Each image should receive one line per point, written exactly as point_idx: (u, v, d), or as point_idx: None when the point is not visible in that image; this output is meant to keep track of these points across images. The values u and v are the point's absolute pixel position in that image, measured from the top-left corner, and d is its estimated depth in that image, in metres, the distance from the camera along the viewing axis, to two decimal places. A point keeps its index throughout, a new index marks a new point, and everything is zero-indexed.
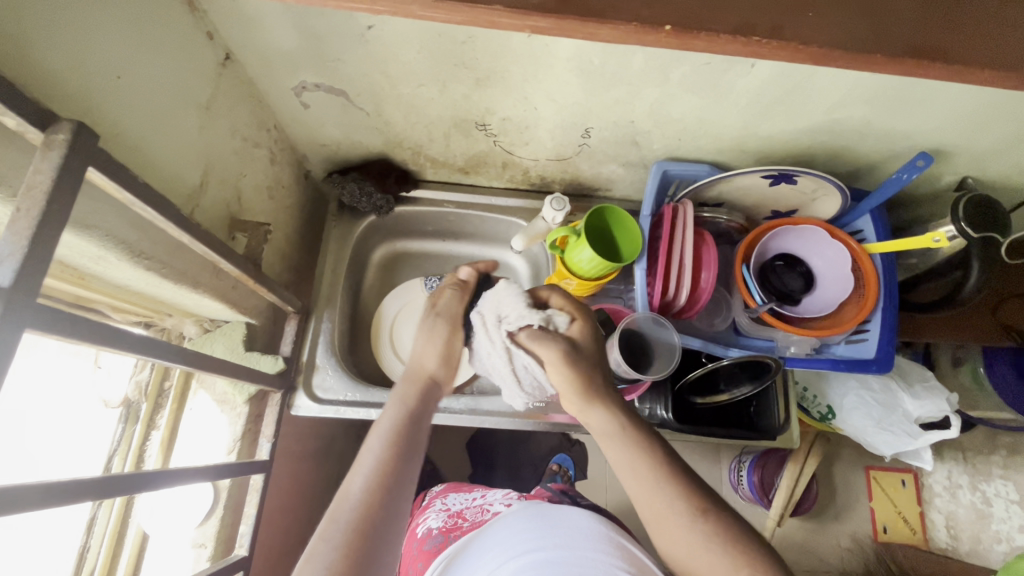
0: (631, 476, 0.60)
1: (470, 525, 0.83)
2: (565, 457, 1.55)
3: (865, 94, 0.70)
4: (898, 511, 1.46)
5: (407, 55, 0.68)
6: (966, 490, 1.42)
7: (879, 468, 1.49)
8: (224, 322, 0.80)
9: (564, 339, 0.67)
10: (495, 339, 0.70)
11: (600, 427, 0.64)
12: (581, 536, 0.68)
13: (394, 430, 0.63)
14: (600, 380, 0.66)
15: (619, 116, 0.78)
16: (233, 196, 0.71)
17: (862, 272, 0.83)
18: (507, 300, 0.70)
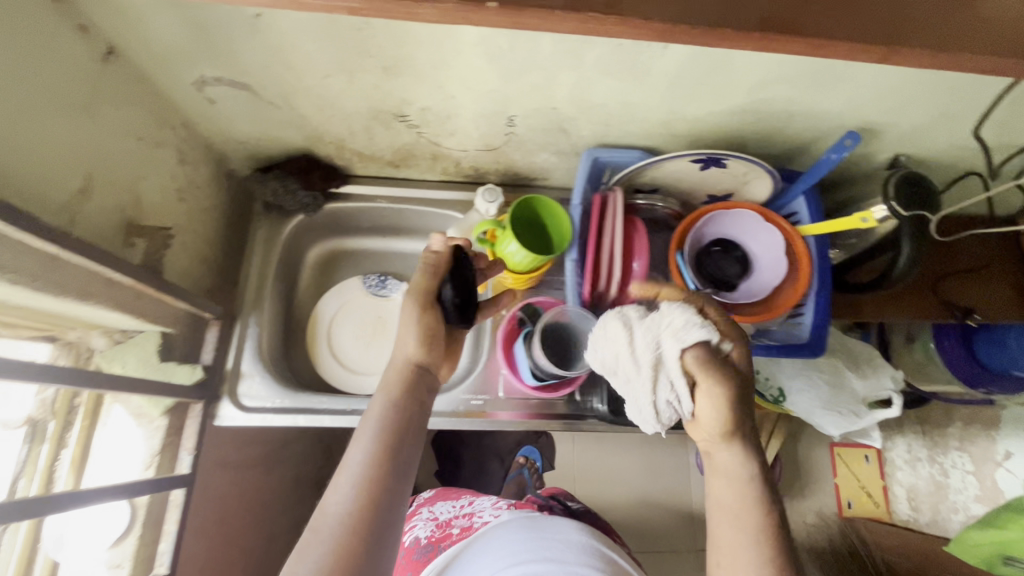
0: (737, 492, 0.60)
1: (458, 533, 0.90)
2: (532, 449, 1.51)
3: (786, 73, 0.68)
4: (862, 485, 1.49)
5: (307, 45, 0.64)
6: (925, 463, 1.41)
7: (842, 445, 1.53)
8: (135, 334, 0.76)
9: (726, 366, 0.61)
10: (642, 360, 0.64)
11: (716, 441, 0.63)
12: (571, 548, 0.76)
13: (381, 432, 0.60)
14: (749, 418, 0.62)
15: (541, 103, 0.75)
16: (130, 201, 0.67)
17: (796, 255, 0.81)
18: (678, 315, 0.63)
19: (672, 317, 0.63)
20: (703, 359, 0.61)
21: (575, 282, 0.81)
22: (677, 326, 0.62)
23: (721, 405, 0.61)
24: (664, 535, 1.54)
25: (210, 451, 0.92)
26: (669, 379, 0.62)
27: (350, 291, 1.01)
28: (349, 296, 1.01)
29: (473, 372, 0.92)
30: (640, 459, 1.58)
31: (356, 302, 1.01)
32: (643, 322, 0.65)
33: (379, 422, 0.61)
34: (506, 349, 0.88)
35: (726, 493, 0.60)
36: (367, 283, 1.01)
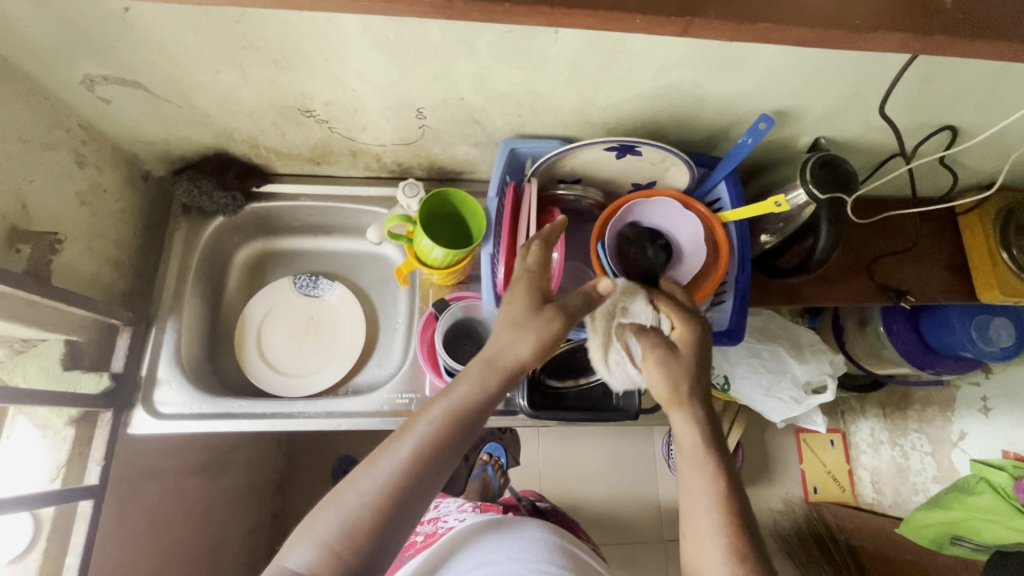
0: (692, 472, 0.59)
1: (423, 540, 0.88)
2: (496, 446, 1.50)
3: (684, 56, 0.66)
4: (827, 471, 1.48)
5: (186, 39, 0.62)
6: (887, 446, 1.41)
7: (808, 431, 1.51)
8: (38, 342, 0.74)
9: (666, 345, 0.64)
10: (593, 326, 0.67)
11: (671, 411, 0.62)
12: (536, 547, 0.79)
13: (445, 421, 0.55)
14: (694, 394, 0.62)
15: (446, 93, 0.73)
16: (13, 205, 0.65)
17: (716, 242, 0.81)
18: (626, 293, 0.66)
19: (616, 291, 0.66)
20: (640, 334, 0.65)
21: (491, 273, 0.77)
22: (623, 301, 0.66)
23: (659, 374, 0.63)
24: (629, 527, 1.53)
25: (137, 460, 0.90)
26: (614, 346, 0.65)
27: (280, 292, 0.99)
28: (280, 298, 0.99)
29: (401, 371, 0.91)
30: (603, 452, 1.57)
31: (286, 303, 0.99)
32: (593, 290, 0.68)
33: (447, 413, 0.55)
34: (429, 347, 0.86)
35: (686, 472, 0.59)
36: (297, 283, 0.99)
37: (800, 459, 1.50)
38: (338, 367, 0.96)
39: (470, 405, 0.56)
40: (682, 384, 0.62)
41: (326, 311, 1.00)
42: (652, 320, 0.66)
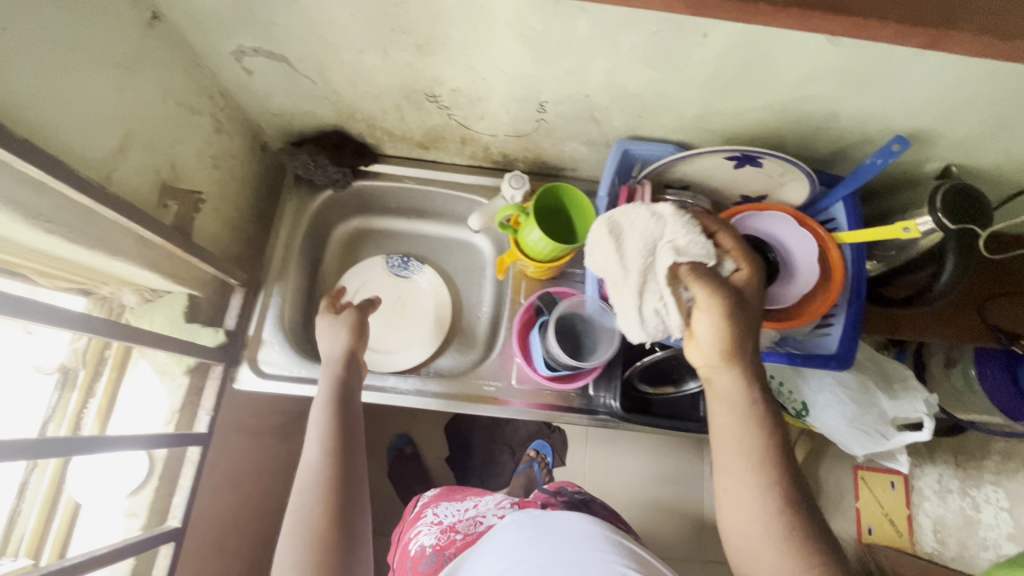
0: (730, 425, 0.58)
1: (462, 539, 0.86)
2: (543, 445, 1.51)
3: (831, 69, 0.64)
4: (884, 512, 1.31)
5: (340, 17, 0.64)
6: (956, 496, 1.21)
7: (868, 468, 1.36)
8: (166, 293, 0.79)
9: (730, 288, 0.59)
10: (631, 264, 0.63)
11: (722, 364, 0.59)
12: (577, 539, 0.66)
13: (329, 404, 0.71)
14: (749, 345, 0.59)
15: (572, 88, 0.74)
16: (167, 164, 0.69)
17: (829, 263, 0.78)
18: (681, 228, 0.61)
19: (670, 219, 0.62)
20: (693, 273, 0.60)
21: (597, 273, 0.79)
22: (672, 234, 0.61)
23: (733, 320, 0.58)
24: (676, 543, 1.49)
25: (229, 413, 0.95)
26: (659, 285, 0.61)
27: (373, 268, 1.02)
28: (371, 273, 1.02)
29: (489, 358, 0.92)
30: (654, 463, 1.54)
31: (377, 281, 1.01)
32: (642, 224, 0.64)
33: (322, 407, 0.71)
34: (522, 339, 0.87)
35: (725, 424, 0.58)
36: (389, 262, 1.02)
37: (855, 498, 1.36)
38: (422, 347, 0.98)
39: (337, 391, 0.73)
40: (738, 334, 0.58)
41: (414, 294, 1.02)
42: (712, 258, 0.60)
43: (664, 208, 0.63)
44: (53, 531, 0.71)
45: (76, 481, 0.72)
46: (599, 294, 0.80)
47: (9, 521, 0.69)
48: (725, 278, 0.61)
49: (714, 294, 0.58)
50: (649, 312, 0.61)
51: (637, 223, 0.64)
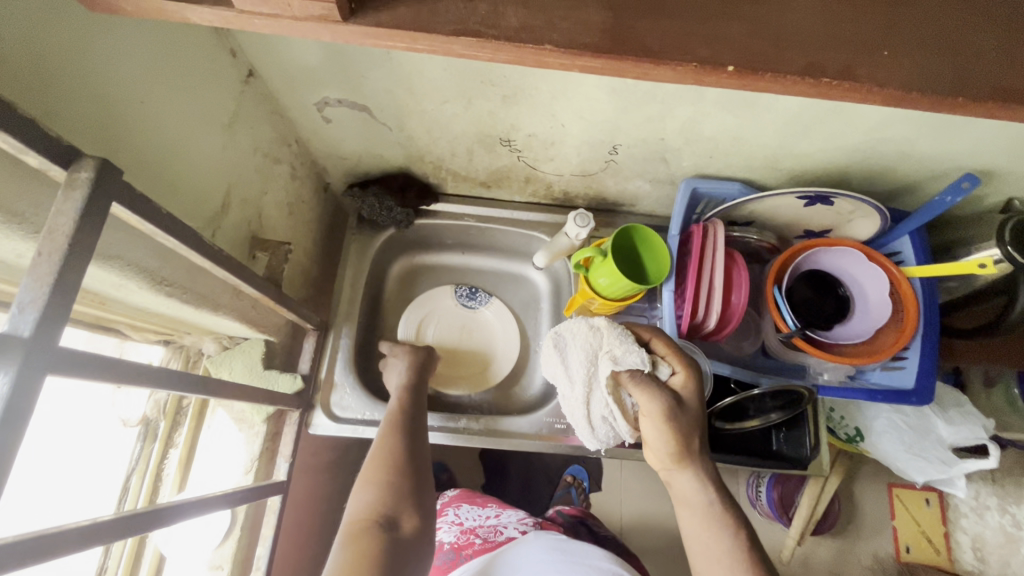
0: (701, 530, 0.57)
1: (483, 545, 0.84)
2: (581, 470, 1.39)
3: (914, 115, 0.65)
4: (921, 530, 1.30)
5: (433, 72, 0.65)
6: (994, 513, 1.25)
7: (902, 486, 1.34)
8: (242, 340, 0.79)
9: (670, 393, 0.61)
10: (577, 376, 0.69)
11: (671, 466, 0.61)
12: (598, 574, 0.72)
13: (397, 403, 0.75)
14: (697, 445, 0.60)
15: (649, 133, 0.75)
16: (254, 215, 0.70)
17: (900, 297, 0.79)
18: (615, 340, 0.65)
19: (604, 332, 0.67)
20: (631, 380, 0.63)
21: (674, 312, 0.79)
22: (609, 346, 0.66)
23: (651, 425, 0.61)
24: None
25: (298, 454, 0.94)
26: (604, 393, 0.67)
27: (438, 297, 1.02)
28: (434, 303, 1.02)
29: (557, 395, 0.92)
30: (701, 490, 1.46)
31: (441, 309, 1.02)
32: (583, 336, 0.69)
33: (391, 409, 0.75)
34: None
35: (695, 530, 0.58)
36: (457, 292, 1.02)
37: (890, 516, 1.33)
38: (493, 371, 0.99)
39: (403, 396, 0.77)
40: (682, 438, 0.59)
41: (481, 322, 1.02)
42: (648, 365, 0.63)
43: (599, 321, 0.68)
44: None
45: (162, 532, 0.72)
46: (676, 333, 0.79)
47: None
48: (663, 381, 0.63)
49: (652, 400, 0.60)
50: (597, 416, 0.69)
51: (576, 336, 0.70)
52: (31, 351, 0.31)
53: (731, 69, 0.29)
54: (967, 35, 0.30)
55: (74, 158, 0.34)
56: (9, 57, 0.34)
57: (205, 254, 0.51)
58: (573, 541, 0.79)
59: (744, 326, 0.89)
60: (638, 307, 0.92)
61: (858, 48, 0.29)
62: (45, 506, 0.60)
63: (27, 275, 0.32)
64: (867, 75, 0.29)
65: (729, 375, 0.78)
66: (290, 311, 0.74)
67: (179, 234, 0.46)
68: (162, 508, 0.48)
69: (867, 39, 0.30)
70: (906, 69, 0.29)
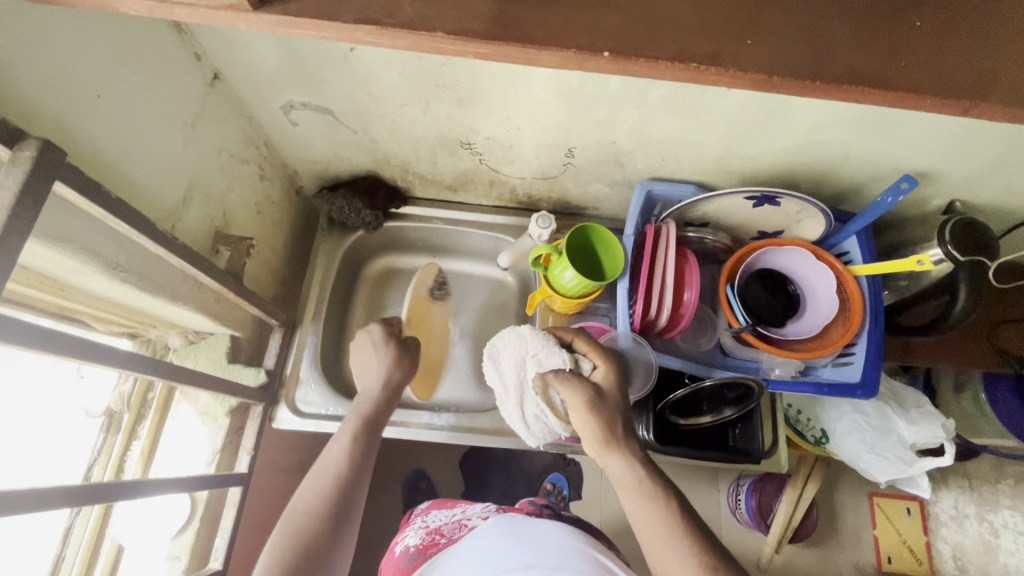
0: (637, 506, 0.61)
1: (446, 542, 0.88)
2: (559, 478, 1.36)
3: (845, 118, 0.69)
4: (903, 540, 1.28)
5: (389, 76, 0.68)
6: (973, 521, 1.27)
7: (882, 494, 1.31)
8: (208, 334, 0.81)
9: (590, 385, 0.66)
10: (509, 382, 0.75)
11: (600, 450, 0.65)
12: (554, 552, 0.77)
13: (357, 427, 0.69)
14: (622, 429, 0.65)
15: (601, 136, 0.78)
16: (219, 212, 0.73)
17: (847, 294, 0.82)
18: (538, 343, 0.71)
19: (529, 337, 0.73)
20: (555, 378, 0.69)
21: (627, 308, 0.81)
22: (535, 349, 0.72)
23: (578, 419, 0.65)
24: None
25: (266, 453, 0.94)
26: (534, 395, 0.73)
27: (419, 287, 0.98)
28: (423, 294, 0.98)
29: None
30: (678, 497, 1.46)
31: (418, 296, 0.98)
32: (512, 345, 0.75)
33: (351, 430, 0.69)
34: None
35: (632, 507, 0.61)
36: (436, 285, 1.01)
37: (873, 526, 1.30)
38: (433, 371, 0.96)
39: (365, 419, 0.71)
40: (607, 426, 0.64)
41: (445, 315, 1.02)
42: (569, 364, 0.69)
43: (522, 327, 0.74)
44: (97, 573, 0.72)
45: (122, 521, 0.74)
46: (629, 327, 0.81)
47: (53, 567, 0.69)
48: (585, 377, 0.69)
49: (576, 393, 0.65)
50: (534, 418, 0.74)
51: (508, 345, 0.75)
52: None
53: (608, 54, 0.31)
54: (824, 27, 0.33)
55: (16, 140, 0.37)
56: None
57: (159, 242, 0.54)
58: (528, 521, 0.85)
59: (700, 324, 0.92)
60: (601, 307, 0.94)
61: (723, 36, 0.32)
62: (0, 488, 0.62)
63: None
64: (731, 61, 0.32)
65: (680, 369, 0.80)
66: (253, 305, 0.76)
67: (129, 218, 0.49)
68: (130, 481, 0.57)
69: (734, 28, 0.33)
70: (768, 55, 0.32)
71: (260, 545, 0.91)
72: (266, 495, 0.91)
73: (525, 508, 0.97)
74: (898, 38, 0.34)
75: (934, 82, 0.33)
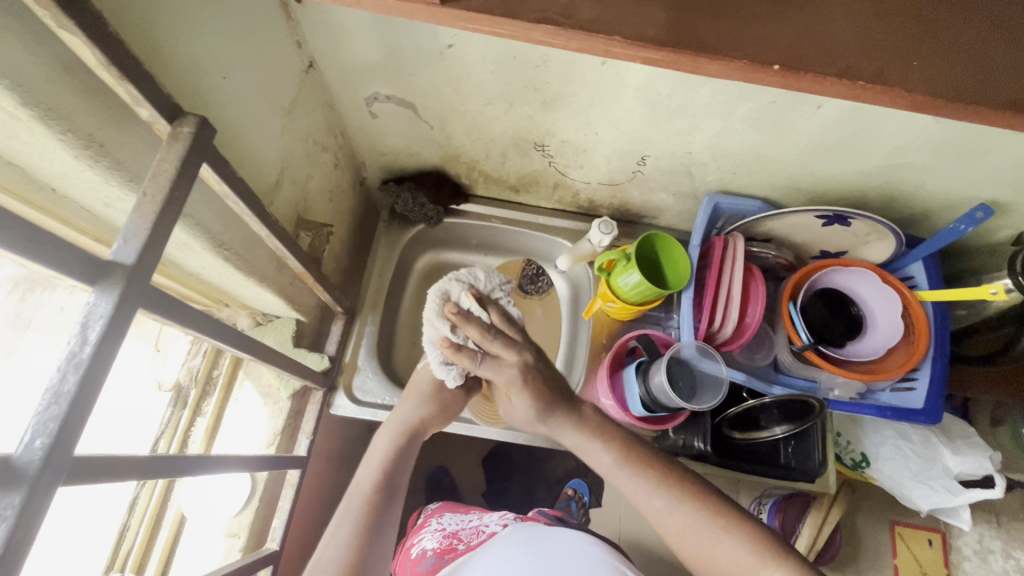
0: (662, 523, 0.57)
1: (464, 547, 0.86)
2: (581, 482, 1.31)
3: (933, 144, 0.68)
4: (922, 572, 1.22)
5: (480, 74, 0.69)
6: (998, 556, 1.20)
7: (905, 524, 1.26)
8: (275, 317, 0.82)
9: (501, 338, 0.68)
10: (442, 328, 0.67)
11: (610, 468, 0.61)
12: (568, 555, 0.78)
13: (398, 434, 0.64)
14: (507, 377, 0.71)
15: (677, 145, 0.78)
16: (301, 197, 0.75)
17: (912, 320, 0.82)
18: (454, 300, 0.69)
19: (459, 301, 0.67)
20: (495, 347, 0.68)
21: (691, 320, 0.82)
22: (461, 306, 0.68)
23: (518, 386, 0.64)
24: None
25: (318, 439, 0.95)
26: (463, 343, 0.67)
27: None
28: None
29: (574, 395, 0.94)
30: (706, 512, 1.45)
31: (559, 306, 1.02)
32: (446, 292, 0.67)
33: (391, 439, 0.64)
34: (611, 373, 0.87)
35: (655, 520, 0.57)
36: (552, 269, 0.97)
37: (893, 555, 1.24)
38: None
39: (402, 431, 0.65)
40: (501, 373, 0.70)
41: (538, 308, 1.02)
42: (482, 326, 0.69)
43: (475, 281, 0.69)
44: (158, 544, 0.73)
45: (187, 493, 0.75)
46: (692, 338, 0.81)
47: (118, 537, 0.72)
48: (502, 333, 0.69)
49: (511, 368, 0.63)
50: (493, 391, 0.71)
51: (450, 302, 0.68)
52: (131, 278, 0.35)
53: (777, 68, 0.32)
54: (986, 54, 0.33)
55: (177, 116, 0.38)
56: (133, 29, 0.38)
57: (264, 223, 0.55)
58: (545, 527, 0.85)
59: (756, 340, 0.92)
60: (655, 316, 0.95)
61: (889, 57, 0.33)
62: None
63: (132, 214, 0.36)
64: (898, 81, 0.33)
65: (742, 383, 0.81)
66: (325, 290, 0.77)
67: (247, 199, 0.50)
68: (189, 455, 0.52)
69: (897, 51, 0.33)
70: (933, 78, 0.33)
71: (307, 530, 0.91)
72: (316, 480, 0.92)
73: (542, 517, 0.98)
74: None
75: None
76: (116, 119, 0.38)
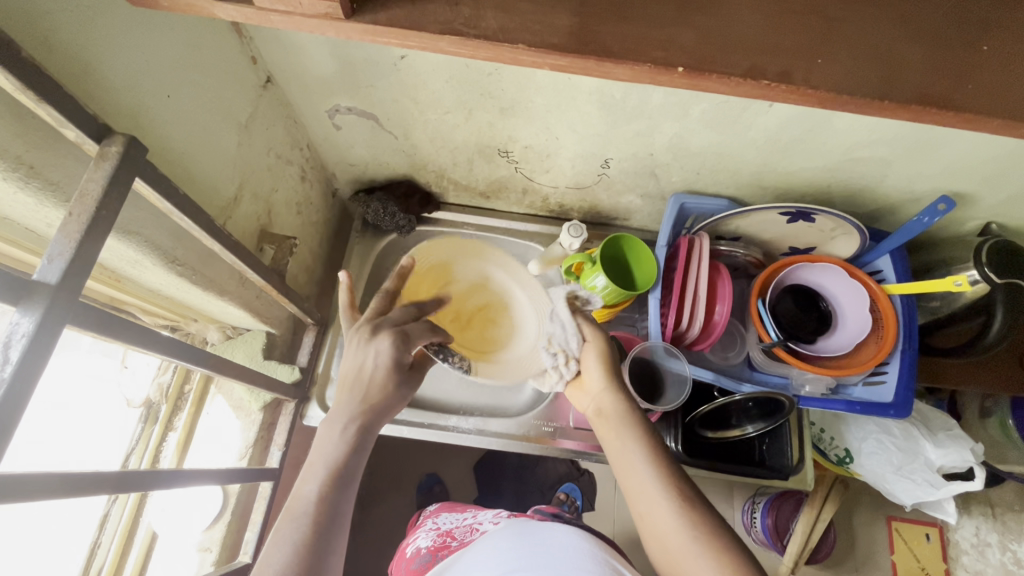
0: (657, 520, 0.54)
1: (457, 543, 0.87)
2: (573, 486, 1.29)
3: (887, 139, 0.68)
4: (920, 568, 1.19)
5: (435, 84, 0.70)
6: (995, 550, 1.18)
7: (901, 519, 1.23)
8: (245, 330, 0.83)
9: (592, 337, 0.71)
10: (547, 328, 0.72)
11: (632, 459, 0.59)
12: (561, 550, 0.75)
13: (353, 426, 0.57)
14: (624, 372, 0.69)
15: (638, 148, 0.79)
16: (264, 210, 0.76)
17: (880, 314, 0.82)
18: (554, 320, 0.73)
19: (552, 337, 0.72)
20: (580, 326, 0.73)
21: (659, 319, 0.82)
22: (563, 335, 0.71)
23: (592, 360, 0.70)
24: None
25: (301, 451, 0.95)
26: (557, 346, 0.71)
27: None
28: None
29: (549, 398, 0.93)
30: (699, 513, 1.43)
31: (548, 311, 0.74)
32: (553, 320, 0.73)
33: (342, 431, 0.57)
34: None
35: (648, 512, 0.55)
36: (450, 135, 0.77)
37: (890, 551, 1.21)
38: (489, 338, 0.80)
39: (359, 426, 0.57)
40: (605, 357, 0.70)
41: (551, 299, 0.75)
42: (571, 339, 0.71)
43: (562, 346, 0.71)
44: (131, 560, 0.74)
45: (157, 509, 0.76)
46: (660, 337, 0.82)
47: (89, 553, 0.72)
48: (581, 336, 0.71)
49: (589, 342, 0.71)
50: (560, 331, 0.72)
51: None
52: (55, 297, 0.36)
53: (681, 70, 0.33)
54: (889, 51, 0.34)
55: (105, 135, 0.39)
56: (59, 53, 0.39)
57: (215, 238, 0.56)
58: (542, 525, 0.82)
59: (729, 338, 0.92)
60: (629, 318, 0.96)
61: (797, 58, 0.33)
62: (52, 456, 0.66)
63: (59, 233, 0.37)
64: (802, 79, 0.33)
65: (711, 381, 0.80)
66: (291, 302, 0.78)
67: (192, 215, 0.51)
68: (160, 470, 0.53)
69: (800, 52, 0.34)
70: (839, 76, 0.33)
71: None
72: (294, 491, 0.92)
73: (538, 513, 0.98)
74: (968, 66, 0.34)
75: (998, 105, 0.33)
76: (47, 142, 0.39)
